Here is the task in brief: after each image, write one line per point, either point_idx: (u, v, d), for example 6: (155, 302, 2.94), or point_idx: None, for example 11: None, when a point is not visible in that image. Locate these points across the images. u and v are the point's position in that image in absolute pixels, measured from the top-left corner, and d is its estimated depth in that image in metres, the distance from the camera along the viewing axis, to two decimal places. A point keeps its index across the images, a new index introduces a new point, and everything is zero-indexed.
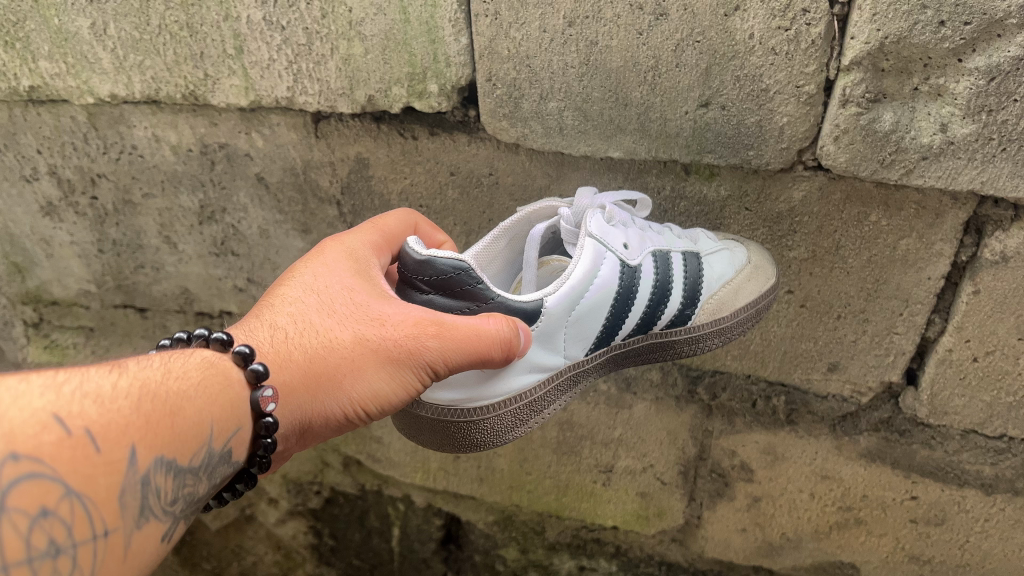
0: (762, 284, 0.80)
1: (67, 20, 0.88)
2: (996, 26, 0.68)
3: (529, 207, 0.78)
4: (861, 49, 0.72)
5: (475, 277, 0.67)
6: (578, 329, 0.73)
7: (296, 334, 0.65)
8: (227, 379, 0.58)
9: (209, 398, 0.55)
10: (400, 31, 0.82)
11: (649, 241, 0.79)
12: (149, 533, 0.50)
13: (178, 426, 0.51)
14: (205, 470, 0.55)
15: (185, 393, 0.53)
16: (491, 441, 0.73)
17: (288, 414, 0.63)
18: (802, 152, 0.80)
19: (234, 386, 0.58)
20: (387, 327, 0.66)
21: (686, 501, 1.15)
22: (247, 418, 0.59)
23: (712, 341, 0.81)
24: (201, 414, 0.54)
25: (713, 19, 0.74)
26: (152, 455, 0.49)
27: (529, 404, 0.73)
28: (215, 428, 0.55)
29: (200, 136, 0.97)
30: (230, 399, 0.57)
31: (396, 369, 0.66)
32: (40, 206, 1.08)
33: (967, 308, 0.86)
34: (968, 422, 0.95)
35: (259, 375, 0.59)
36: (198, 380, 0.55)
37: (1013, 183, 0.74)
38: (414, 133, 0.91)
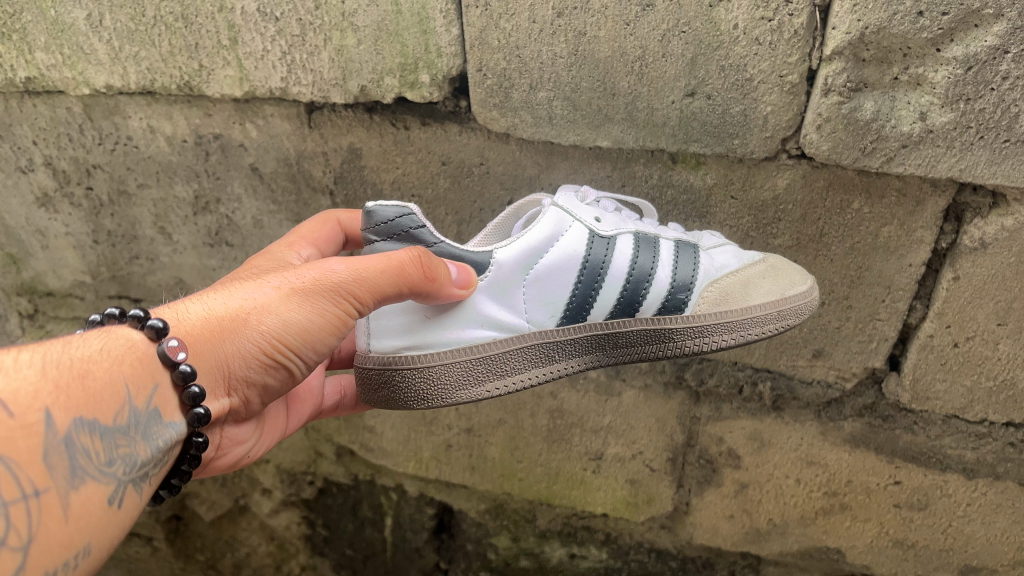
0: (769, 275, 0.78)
1: (63, 12, 0.90)
2: (973, 16, 0.70)
3: (517, 202, 0.81)
4: (842, 39, 0.73)
5: (412, 221, 0.71)
6: (539, 291, 0.76)
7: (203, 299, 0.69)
8: (131, 344, 0.62)
9: (117, 362, 0.60)
10: (392, 22, 0.83)
11: (630, 223, 0.80)
12: (90, 493, 0.55)
13: (89, 389, 0.56)
14: (135, 428, 0.60)
15: (94, 360, 0.58)
16: (442, 396, 0.74)
17: (203, 361, 0.67)
18: (786, 141, 0.82)
19: (139, 346, 0.62)
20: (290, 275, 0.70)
21: (674, 488, 1.17)
22: (160, 372, 0.63)
23: (721, 338, 0.76)
24: (113, 375, 0.59)
25: (699, 9, 0.75)
26: (68, 417, 0.53)
27: (485, 361, 0.74)
28: (132, 387, 0.60)
29: (194, 127, 0.98)
30: (139, 358, 0.61)
31: (308, 300, 0.69)
32: (36, 196, 1.10)
33: (948, 294, 0.88)
34: (949, 407, 0.97)
35: (158, 329, 0.63)
36: (108, 346, 0.60)
37: (990, 171, 0.76)
38: (406, 123, 0.92)
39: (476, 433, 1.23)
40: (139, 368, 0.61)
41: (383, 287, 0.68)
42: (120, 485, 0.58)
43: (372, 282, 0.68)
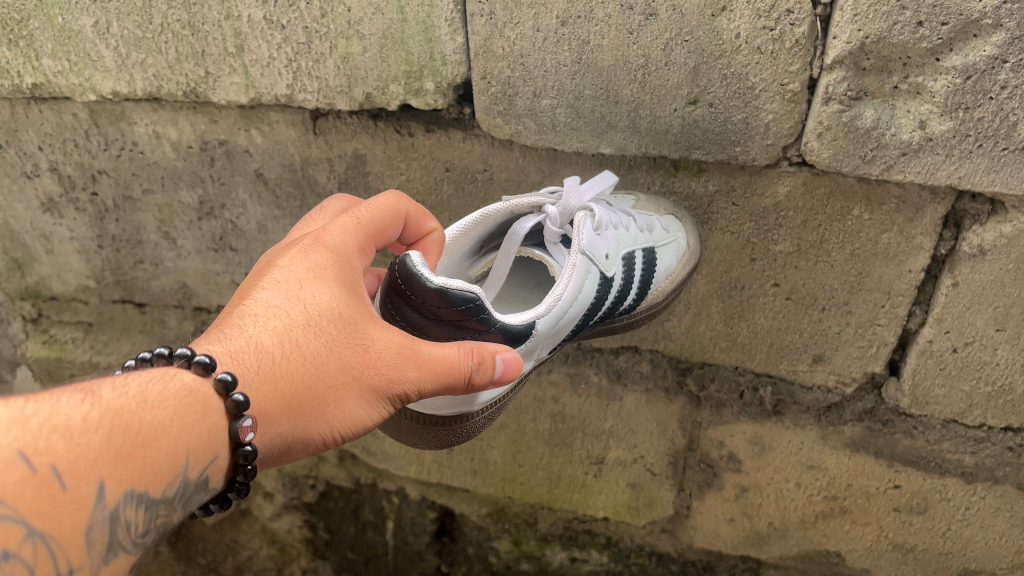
0: (690, 270, 0.87)
1: (70, 19, 0.90)
2: (972, 26, 0.71)
3: (513, 201, 0.79)
4: (843, 48, 0.74)
5: (483, 311, 0.67)
6: (553, 338, 0.77)
7: (282, 358, 0.62)
8: (207, 409, 0.56)
9: (186, 428, 0.54)
10: (398, 30, 0.84)
11: (624, 245, 0.83)
12: (119, 567, 0.51)
13: (150, 460, 0.51)
14: (181, 500, 0.55)
15: (161, 421, 0.52)
16: (461, 439, 0.77)
17: (266, 439, 0.62)
18: (787, 148, 0.83)
19: (213, 415, 0.57)
20: (369, 353, 0.64)
21: (675, 491, 1.18)
22: (224, 447, 0.58)
23: (644, 320, 0.88)
24: (178, 444, 0.53)
25: (701, 19, 0.76)
26: (122, 490, 0.49)
27: (499, 405, 0.78)
28: (192, 457, 0.54)
29: (200, 133, 0.99)
30: (208, 430, 0.56)
31: (378, 398, 0.65)
32: (41, 201, 1.10)
33: (947, 300, 0.89)
34: (948, 412, 0.98)
35: (241, 405, 0.57)
36: (174, 405, 0.54)
37: (988, 179, 0.77)
38: (411, 130, 0.93)
39: (478, 437, 1.24)
40: (199, 437, 0.55)
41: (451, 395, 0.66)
42: (142, 554, 0.53)
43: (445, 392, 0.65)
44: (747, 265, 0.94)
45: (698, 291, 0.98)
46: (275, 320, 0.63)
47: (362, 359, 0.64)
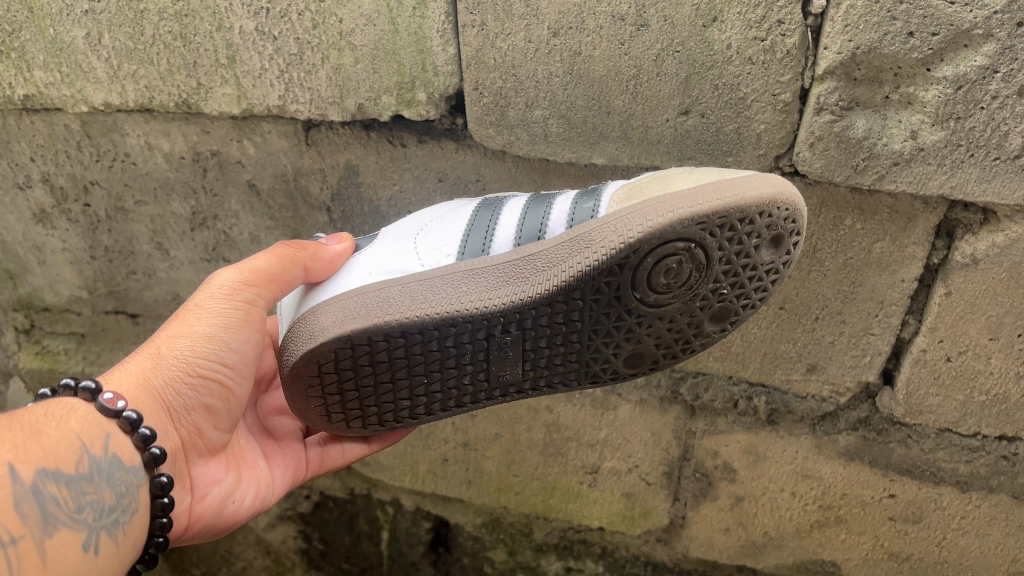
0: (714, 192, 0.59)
1: (62, 31, 0.90)
2: (963, 36, 0.71)
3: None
4: (834, 59, 0.74)
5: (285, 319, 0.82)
6: (432, 242, 0.74)
7: (152, 354, 0.77)
8: (72, 407, 0.71)
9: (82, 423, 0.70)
10: (390, 42, 0.84)
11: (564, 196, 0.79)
12: (61, 537, 0.65)
13: (49, 444, 0.67)
14: (99, 476, 0.69)
15: (46, 422, 0.69)
16: (326, 328, 0.67)
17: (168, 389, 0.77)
18: (779, 158, 0.82)
19: (85, 408, 0.71)
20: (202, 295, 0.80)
21: (670, 501, 1.17)
22: (109, 424, 0.72)
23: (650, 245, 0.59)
24: (71, 432, 0.69)
25: (692, 29, 0.76)
26: (33, 469, 0.65)
27: (385, 294, 0.67)
28: (88, 441, 0.70)
29: (192, 144, 0.99)
30: (90, 415, 0.71)
31: (218, 308, 0.77)
32: (33, 213, 1.10)
33: (940, 310, 0.89)
34: (942, 421, 0.97)
35: (92, 388, 0.72)
36: (59, 408, 0.71)
37: (980, 188, 0.77)
38: (403, 141, 0.93)
39: (473, 447, 1.23)
40: (97, 426, 0.71)
41: (262, 271, 0.76)
42: (91, 529, 0.68)
43: (252, 267, 0.76)
44: None
45: None
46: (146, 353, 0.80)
47: (192, 305, 0.79)
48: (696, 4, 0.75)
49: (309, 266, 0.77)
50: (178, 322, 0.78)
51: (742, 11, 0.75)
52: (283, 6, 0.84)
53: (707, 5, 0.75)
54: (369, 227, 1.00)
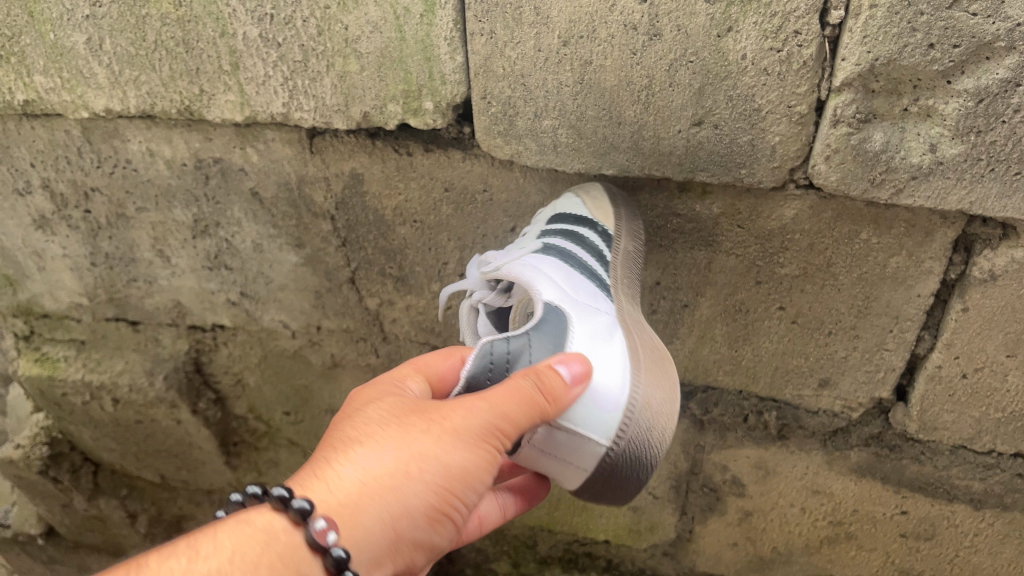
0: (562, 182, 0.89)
1: (62, 35, 0.88)
2: (984, 48, 0.69)
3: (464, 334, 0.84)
4: (852, 71, 0.72)
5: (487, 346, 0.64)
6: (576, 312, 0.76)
7: (353, 467, 0.54)
8: (273, 534, 0.51)
9: (272, 563, 0.50)
10: (396, 49, 0.82)
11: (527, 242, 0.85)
12: None
13: (261, 561, 0.49)
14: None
15: (235, 553, 0.49)
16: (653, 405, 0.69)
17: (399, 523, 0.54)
18: (794, 170, 0.81)
19: (281, 529, 0.51)
20: (443, 416, 0.57)
21: (678, 515, 1.16)
22: (313, 563, 0.51)
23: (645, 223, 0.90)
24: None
25: (706, 40, 0.74)
26: None
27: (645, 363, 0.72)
28: None
29: (194, 151, 0.97)
30: (273, 535, 0.51)
31: (466, 443, 0.57)
32: (33, 218, 1.08)
33: (956, 326, 0.87)
34: (956, 438, 0.96)
35: (305, 511, 0.51)
36: (230, 542, 0.50)
37: (1001, 204, 0.75)
38: (409, 150, 0.91)
39: None
40: (283, 547, 0.51)
41: (520, 408, 0.58)
42: None
43: (508, 407, 0.58)
44: (753, 287, 0.92)
45: (702, 315, 0.96)
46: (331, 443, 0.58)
47: (432, 418, 0.57)
48: (711, 14, 0.73)
49: (547, 414, 0.60)
50: (403, 430, 0.56)
51: (758, 21, 0.72)
52: (287, 12, 0.82)
53: (722, 14, 0.73)
54: (375, 236, 0.99)
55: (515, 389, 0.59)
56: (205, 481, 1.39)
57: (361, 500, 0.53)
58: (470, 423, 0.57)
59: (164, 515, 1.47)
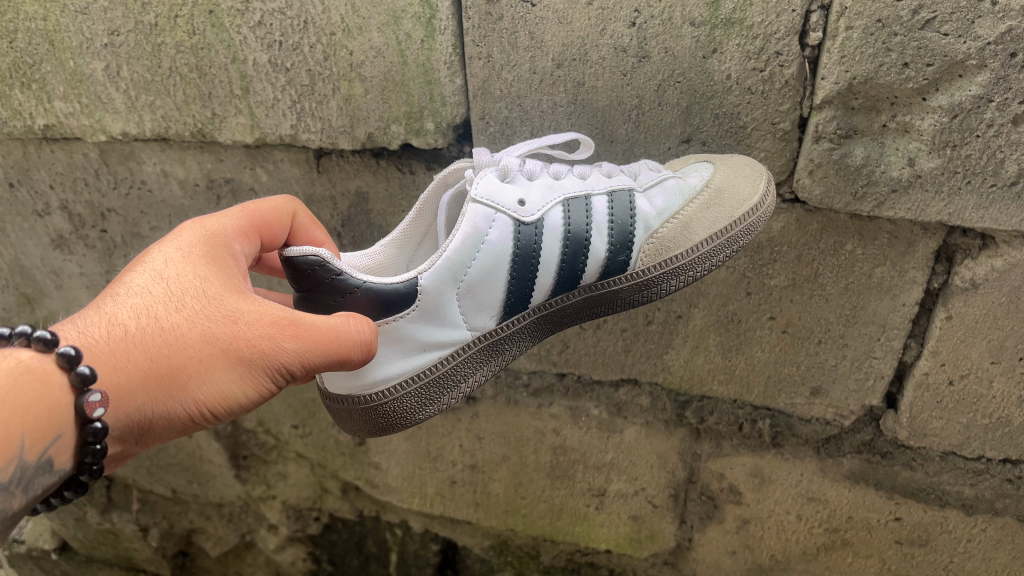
0: (716, 209, 0.73)
1: (81, 63, 0.94)
2: (957, 67, 0.72)
3: (442, 173, 0.76)
4: (831, 89, 0.76)
5: (337, 270, 0.66)
6: (474, 296, 0.72)
7: (136, 330, 0.60)
8: (34, 373, 0.55)
9: (16, 392, 0.54)
10: (399, 73, 0.87)
11: (558, 190, 0.74)
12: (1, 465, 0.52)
13: (30, 400, 0.54)
14: (19, 484, 0.54)
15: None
16: (405, 421, 0.75)
17: (137, 404, 0.59)
18: (781, 186, 0.84)
19: (32, 363, 0.55)
20: (238, 326, 0.62)
21: (677, 524, 1.17)
22: (61, 391, 0.56)
23: (669, 284, 0.75)
24: (18, 396, 0.54)
25: (693, 61, 0.79)
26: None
27: (437, 381, 0.74)
28: (32, 394, 0.55)
29: (206, 172, 1.02)
30: (36, 373, 0.55)
31: (235, 368, 0.62)
32: (52, 238, 1.13)
33: (941, 333, 0.90)
34: (946, 444, 0.98)
35: (46, 341, 0.56)
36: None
37: (978, 215, 0.78)
38: (412, 168, 0.95)
39: (480, 469, 1.24)
40: (38, 379, 0.55)
41: (307, 354, 0.62)
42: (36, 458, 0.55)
43: (284, 337, 0.62)
44: (744, 298, 0.95)
45: (696, 325, 1.00)
46: (121, 295, 0.62)
47: (225, 322, 0.62)
48: (696, 36, 0.77)
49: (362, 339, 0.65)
50: (200, 325, 0.61)
51: (741, 43, 0.77)
52: (295, 39, 0.86)
53: (707, 37, 0.77)
54: None
55: (297, 326, 0.63)
56: (215, 495, 1.43)
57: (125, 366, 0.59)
58: (262, 342, 0.62)
59: (175, 529, 1.49)
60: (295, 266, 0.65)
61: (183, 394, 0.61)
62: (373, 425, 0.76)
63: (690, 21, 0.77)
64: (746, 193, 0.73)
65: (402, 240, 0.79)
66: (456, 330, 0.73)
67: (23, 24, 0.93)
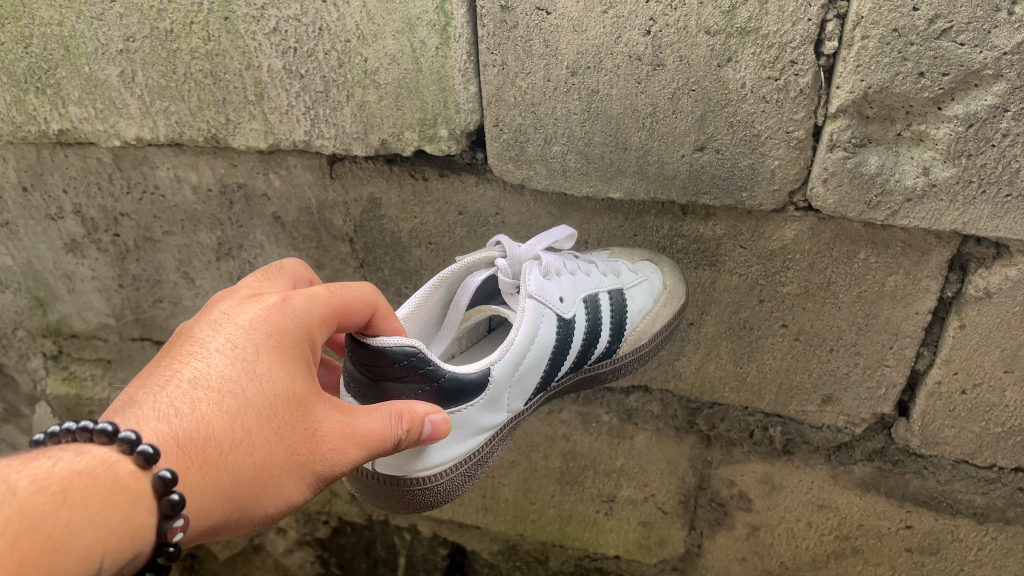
0: (675, 308, 0.88)
1: (97, 68, 0.94)
2: (973, 76, 0.72)
3: (467, 257, 0.80)
4: (846, 98, 0.76)
5: (425, 361, 0.65)
6: (518, 386, 0.76)
7: (228, 444, 0.54)
8: (129, 493, 0.47)
9: (100, 519, 0.45)
10: (413, 80, 0.87)
11: (580, 287, 0.83)
12: None
13: (114, 521, 0.46)
14: None
15: (73, 480, 0.45)
16: (440, 500, 0.75)
17: (215, 520, 0.54)
18: (793, 194, 0.84)
19: (127, 480, 0.48)
20: (315, 435, 0.59)
21: (686, 530, 1.17)
22: (149, 511, 0.48)
23: (633, 366, 0.90)
24: (101, 521, 0.45)
25: (708, 69, 0.79)
26: (100, 549, 0.44)
27: (475, 461, 0.76)
28: (129, 512, 0.47)
29: (219, 177, 1.02)
30: (128, 492, 0.47)
31: (301, 482, 0.59)
32: (64, 242, 1.14)
33: (954, 342, 0.90)
34: (958, 452, 0.98)
35: (149, 456, 0.48)
36: (84, 482, 0.46)
37: (993, 224, 0.78)
38: (425, 175, 0.96)
39: (490, 475, 1.24)
40: (127, 499, 0.47)
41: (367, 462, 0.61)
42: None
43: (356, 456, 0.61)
44: (756, 305, 0.95)
45: (707, 333, 1.00)
46: (206, 391, 0.55)
47: (303, 429, 0.59)
48: (711, 45, 0.77)
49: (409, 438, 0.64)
50: (283, 435, 0.58)
51: (757, 52, 0.77)
52: (310, 45, 0.87)
53: (722, 45, 0.77)
54: (391, 257, 1.02)
55: (374, 442, 0.61)
56: None
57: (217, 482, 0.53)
58: (337, 455, 0.60)
59: None
60: (385, 357, 0.64)
61: (253, 509, 0.56)
62: (401, 505, 0.74)
63: (705, 30, 0.77)
64: (681, 288, 0.89)
65: (417, 314, 0.77)
66: (499, 412, 0.76)
67: (38, 29, 0.93)
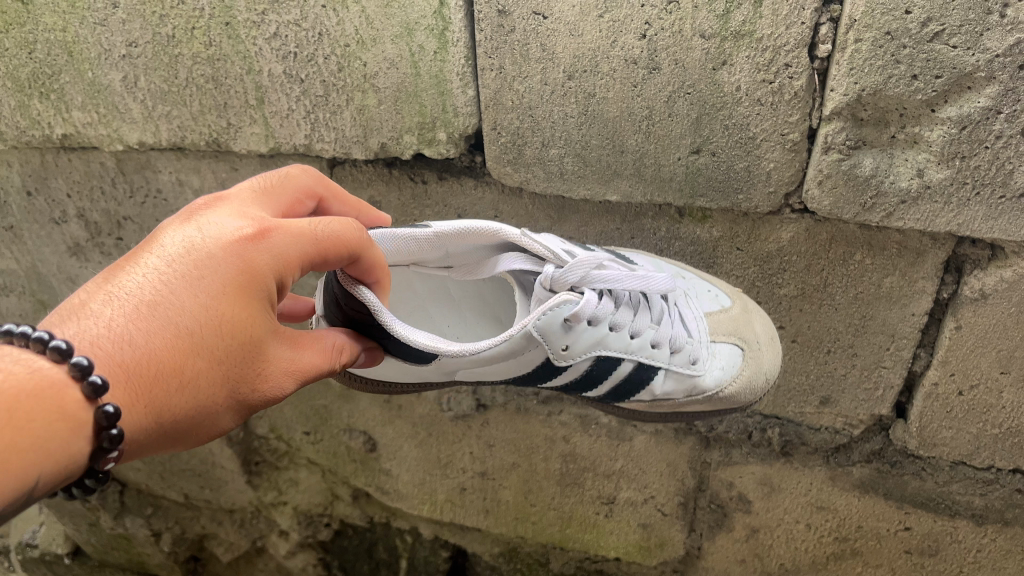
0: (703, 402, 0.86)
1: (100, 74, 0.95)
2: (966, 79, 0.73)
3: (530, 237, 0.74)
4: (840, 100, 0.77)
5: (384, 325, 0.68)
6: (477, 374, 0.78)
7: (177, 376, 0.55)
8: (70, 417, 0.49)
9: (37, 441, 0.47)
10: (412, 84, 0.88)
11: (603, 344, 0.80)
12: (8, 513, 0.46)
13: (52, 443, 0.48)
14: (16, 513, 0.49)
15: (16, 399, 0.47)
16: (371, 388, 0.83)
17: (147, 443, 0.56)
18: (789, 196, 0.85)
19: (70, 402, 0.49)
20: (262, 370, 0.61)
21: (686, 532, 1.17)
22: (85, 433, 0.50)
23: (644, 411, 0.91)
24: (42, 442, 0.47)
25: (703, 72, 0.79)
26: (36, 469, 0.47)
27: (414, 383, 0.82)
28: (65, 432, 0.49)
29: (221, 180, 1.03)
30: (72, 419, 0.49)
31: (240, 409, 0.61)
32: (68, 246, 1.15)
33: (951, 342, 0.90)
34: (956, 454, 0.98)
35: (98, 388, 0.50)
36: (27, 403, 0.47)
37: (988, 226, 0.78)
38: (424, 178, 0.97)
39: (491, 477, 1.25)
40: (70, 424, 0.49)
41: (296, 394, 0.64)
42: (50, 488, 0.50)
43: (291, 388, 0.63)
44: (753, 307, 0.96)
45: None
46: (165, 320, 0.55)
47: (252, 365, 0.60)
48: (706, 48, 0.78)
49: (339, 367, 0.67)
50: (231, 370, 0.59)
51: (752, 55, 0.77)
52: (310, 50, 0.88)
53: (717, 48, 0.78)
54: None
55: (313, 377, 0.64)
56: (227, 500, 1.44)
57: (159, 411, 0.55)
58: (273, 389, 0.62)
59: (187, 534, 1.51)
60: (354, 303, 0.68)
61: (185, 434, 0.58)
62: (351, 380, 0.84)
63: (700, 34, 0.78)
64: (733, 398, 0.86)
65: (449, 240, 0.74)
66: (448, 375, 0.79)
67: (41, 35, 0.94)
